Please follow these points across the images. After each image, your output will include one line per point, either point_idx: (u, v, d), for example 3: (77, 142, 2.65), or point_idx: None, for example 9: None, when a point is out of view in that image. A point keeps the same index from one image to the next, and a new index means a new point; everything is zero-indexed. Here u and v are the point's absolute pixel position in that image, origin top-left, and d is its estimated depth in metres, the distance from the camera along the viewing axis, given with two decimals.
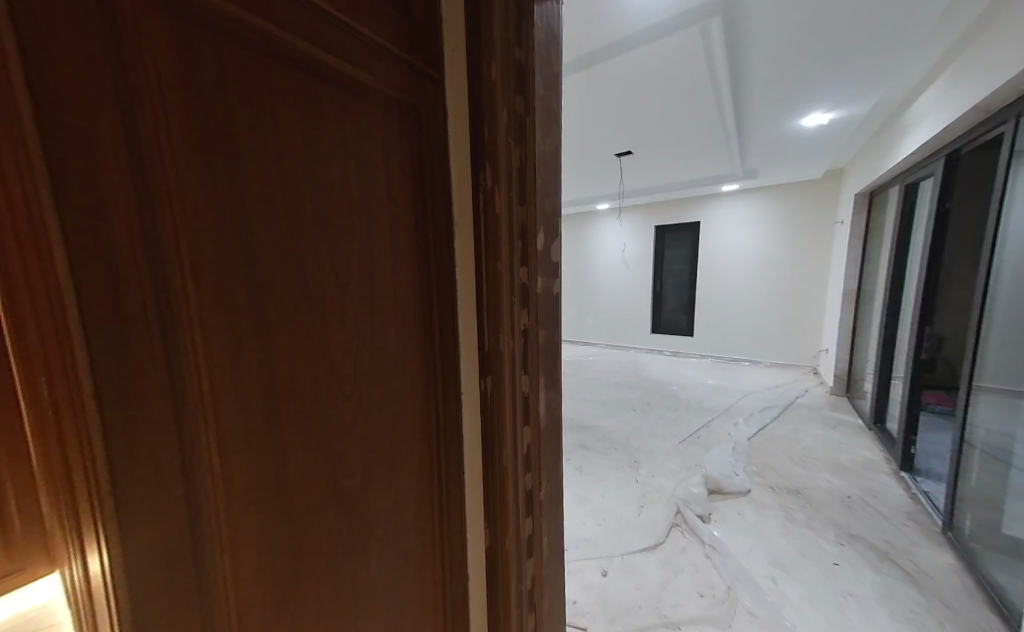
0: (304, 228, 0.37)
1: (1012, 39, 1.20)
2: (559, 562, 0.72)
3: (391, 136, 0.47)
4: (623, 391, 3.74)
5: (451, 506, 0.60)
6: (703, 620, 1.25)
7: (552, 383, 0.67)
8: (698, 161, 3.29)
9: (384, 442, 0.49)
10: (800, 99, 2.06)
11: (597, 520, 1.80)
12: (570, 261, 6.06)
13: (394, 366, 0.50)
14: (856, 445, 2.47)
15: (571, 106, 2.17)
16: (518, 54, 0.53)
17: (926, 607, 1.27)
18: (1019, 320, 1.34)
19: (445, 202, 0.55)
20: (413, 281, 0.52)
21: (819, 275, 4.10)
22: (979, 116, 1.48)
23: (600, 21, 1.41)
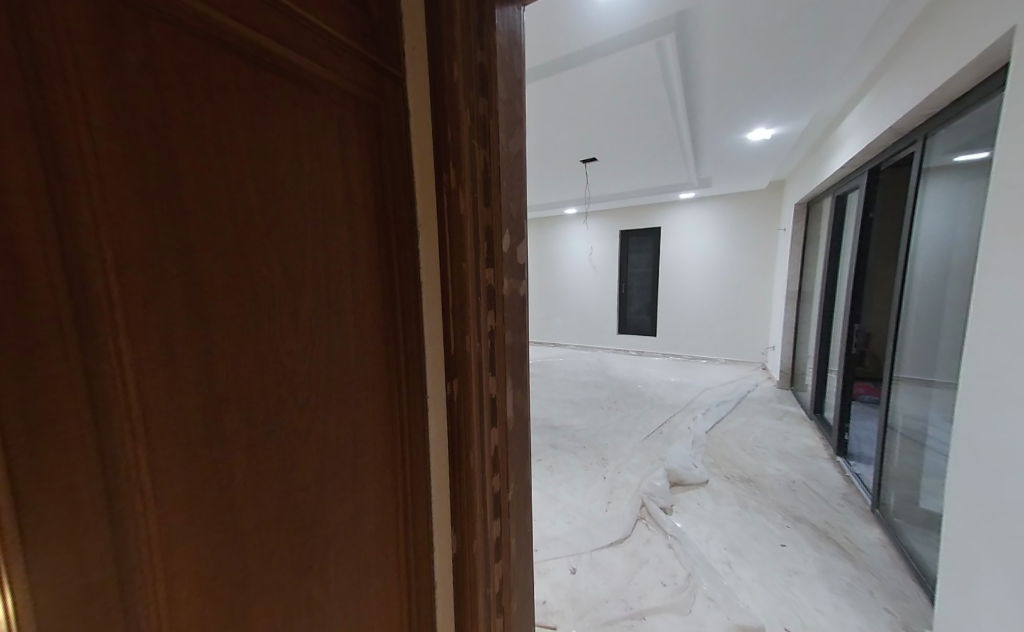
0: (251, 227, 0.35)
1: (919, 71, 1.37)
2: (527, 562, 0.72)
3: (348, 131, 0.45)
4: (592, 391, 3.84)
5: (416, 515, 0.58)
6: (665, 608, 1.30)
7: (520, 385, 0.67)
8: (658, 169, 3.46)
9: (344, 450, 0.47)
10: (747, 115, 2.23)
11: (566, 518, 1.83)
12: (539, 264, 6.16)
13: (353, 374, 0.48)
14: (800, 433, 2.69)
15: (537, 113, 2.20)
16: (480, 56, 0.53)
17: (859, 579, 1.40)
18: (929, 317, 1.52)
19: (407, 201, 0.53)
20: (374, 283, 0.50)
21: (766, 279, 4.43)
22: (893, 136, 1.68)
23: (564, 32, 1.45)
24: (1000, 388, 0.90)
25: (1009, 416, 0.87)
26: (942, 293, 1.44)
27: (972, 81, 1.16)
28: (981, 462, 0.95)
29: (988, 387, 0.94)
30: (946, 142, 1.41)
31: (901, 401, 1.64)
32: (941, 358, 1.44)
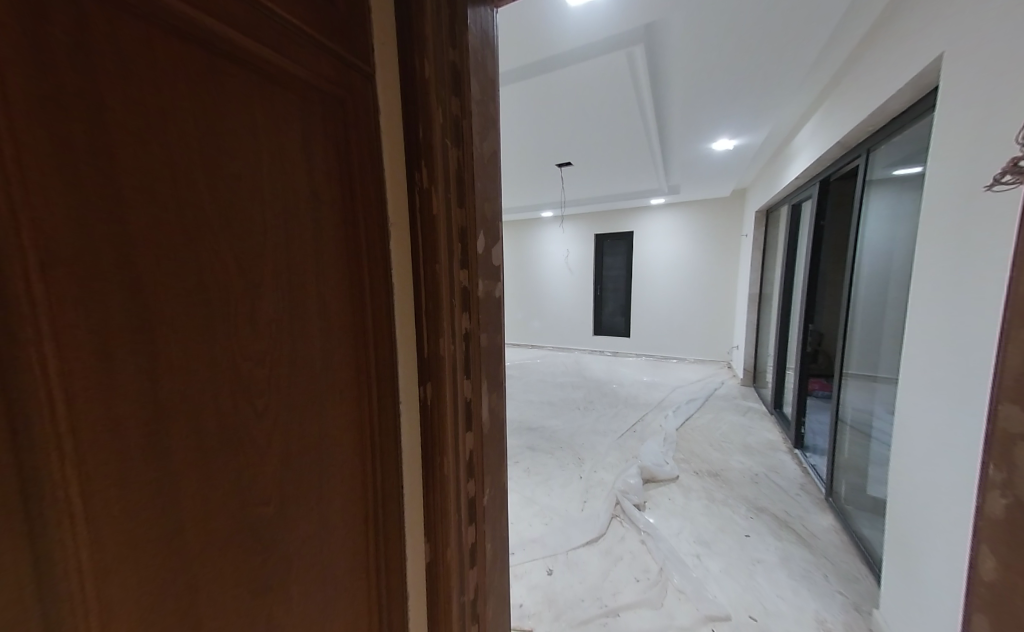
0: (200, 224, 0.32)
1: (861, 92, 1.49)
2: (503, 566, 0.71)
3: (311, 124, 0.43)
4: (568, 392, 3.89)
5: (388, 524, 0.56)
6: (638, 603, 1.33)
7: (495, 387, 0.67)
8: (629, 176, 3.57)
9: (308, 460, 0.44)
10: (712, 126, 2.35)
11: (543, 519, 1.84)
12: (516, 266, 6.20)
13: (318, 381, 0.45)
14: (761, 428, 2.84)
15: (512, 117, 2.21)
16: (453, 56, 0.52)
17: (815, 564, 1.50)
18: (873, 317, 1.65)
19: (378, 199, 0.52)
20: (342, 285, 0.48)
21: (730, 282, 4.67)
22: (841, 151, 1.82)
23: (537, 38, 1.47)
24: (931, 381, 0.99)
25: (937, 408, 0.97)
26: (884, 295, 1.56)
27: (907, 103, 1.28)
28: (917, 450, 1.04)
29: (922, 382, 1.03)
30: (886, 157, 1.54)
31: (851, 395, 1.77)
32: (884, 355, 1.56)
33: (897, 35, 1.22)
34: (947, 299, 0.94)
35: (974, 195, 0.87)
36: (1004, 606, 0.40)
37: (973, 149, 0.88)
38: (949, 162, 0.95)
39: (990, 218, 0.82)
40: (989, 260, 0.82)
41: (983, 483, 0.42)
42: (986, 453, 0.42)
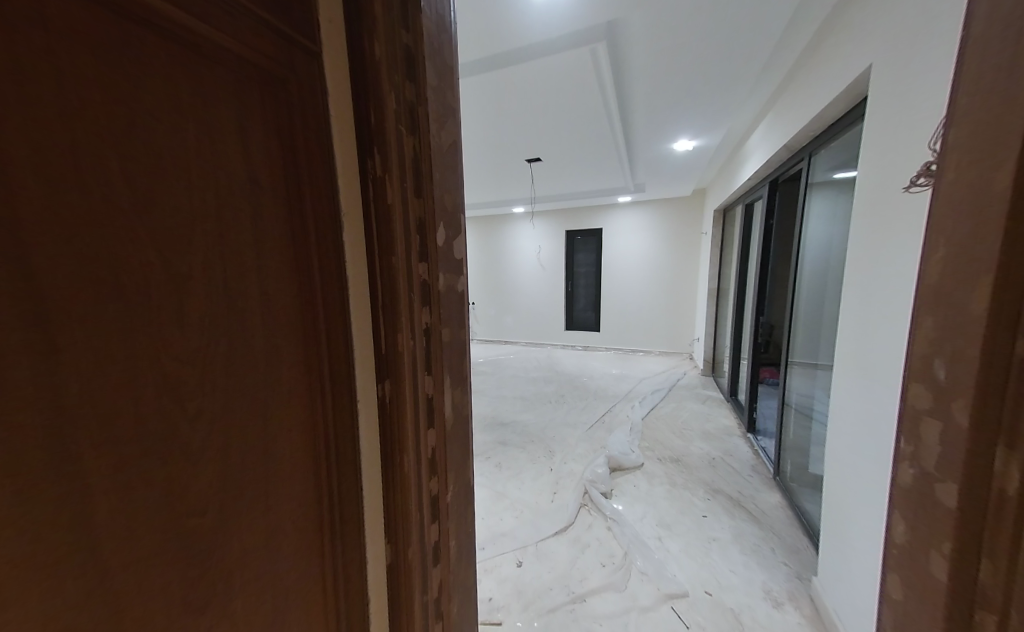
0: (110, 208, 0.29)
1: (803, 100, 1.61)
2: (468, 562, 0.71)
3: (247, 104, 0.40)
4: (540, 386, 3.94)
5: (345, 528, 0.54)
6: (604, 588, 1.38)
7: (458, 384, 0.66)
8: (597, 173, 3.64)
9: (251, 466, 0.42)
10: (673, 127, 2.44)
11: (513, 513, 1.85)
12: (488, 261, 6.16)
13: (261, 381, 0.43)
14: (719, 414, 3.03)
15: (479, 110, 2.18)
16: (405, 38, 0.50)
17: (764, 538, 1.62)
18: (813, 309, 1.79)
19: (328, 187, 0.49)
20: (288, 278, 0.45)
21: (692, 277, 4.90)
22: (787, 154, 1.95)
23: (502, 29, 1.45)
24: (858, 367, 1.09)
25: (862, 391, 1.07)
26: (823, 289, 1.70)
27: (843, 110, 1.38)
28: (846, 430, 1.15)
29: (850, 368, 1.14)
30: (826, 161, 1.66)
31: (795, 381, 1.92)
32: (823, 344, 1.71)
33: (834, 47, 1.31)
34: (870, 293, 1.04)
35: (894, 198, 0.96)
36: (909, 567, 0.41)
37: (894, 155, 0.97)
38: (875, 167, 1.05)
39: (907, 219, 0.91)
40: (903, 255, 0.92)
41: (893, 455, 0.44)
42: (901, 427, 0.43)
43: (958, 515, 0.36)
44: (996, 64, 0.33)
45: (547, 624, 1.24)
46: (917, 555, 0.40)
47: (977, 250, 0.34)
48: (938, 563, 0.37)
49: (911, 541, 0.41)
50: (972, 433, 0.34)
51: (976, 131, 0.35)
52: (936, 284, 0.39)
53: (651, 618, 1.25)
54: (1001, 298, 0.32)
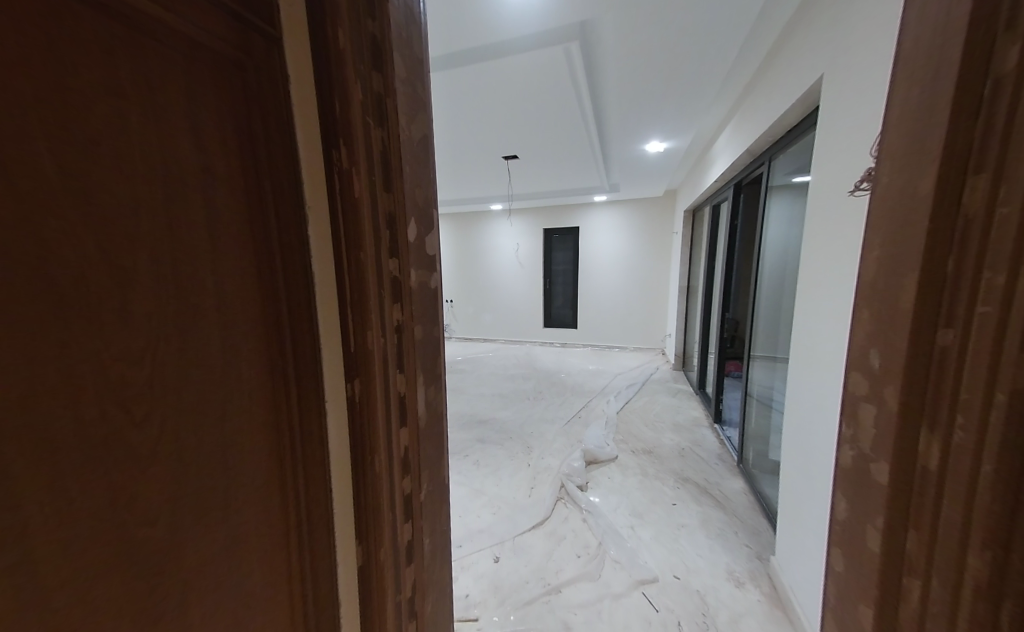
0: (40, 195, 0.26)
1: (763, 107, 1.69)
2: (443, 559, 0.71)
3: (201, 90, 0.38)
4: (519, 383, 3.96)
5: (314, 532, 0.53)
6: (578, 578, 1.41)
7: (432, 381, 0.65)
8: (573, 172, 3.69)
9: (210, 470, 0.40)
10: (645, 129, 2.51)
11: (491, 509, 1.86)
12: (466, 259, 6.11)
13: (219, 382, 0.40)
14: (688, 407, 3.17)
15: (453, 105, 2.15)
16: (371, 27, 0.48)
17: (728, 522, 1.71)
18: (771, 305, 1.90)
19: (291, 179, 0.47)
20: (248, 274, 0.43)
21: (663, 275, 5.07)
22: (749, 158, 2.05)
23: (476, 23, 1.43)
24: (809, 359, 1.17)
25: (812, 381, 1.15)
26: (780, 286, 1.81)
27: (798, 117, 1.47)
28: (799, 418, 1.23)
29: (802, 360, 1.22)
30: (784, 165, 1.76)
31: (757, 373, 2.03)
32: (780, 338, 1.82)
33: (790, 58, 1.39)
34: (820, 290, 1.12)
35: (840, 203, 1.04)
36: (849, 541, 0.45)
37: (840, 163, 1.04)
38: (824, 172, 1.12)
39: (850, 221, 0.98)
40: (847, 255, 0.99)
41: (837, 439, 0.48)
42: (842, 412, 0.47)
43: (888, 491, 0.39)
44: (923, 81, 0.36)
45: (523, 617, 1.26)
46: (856, 531, 0.44)
47: (904, 250, 0.37)
48: (873, 537, 0.41)
49: (850, 517, 0.45)
50: (900, 416, 0.38)
51: (906, 141, 0.38)
52: (871, 282, 0.42)
53: (623, 604, 1.30)
54: (924, 296, 0.36)
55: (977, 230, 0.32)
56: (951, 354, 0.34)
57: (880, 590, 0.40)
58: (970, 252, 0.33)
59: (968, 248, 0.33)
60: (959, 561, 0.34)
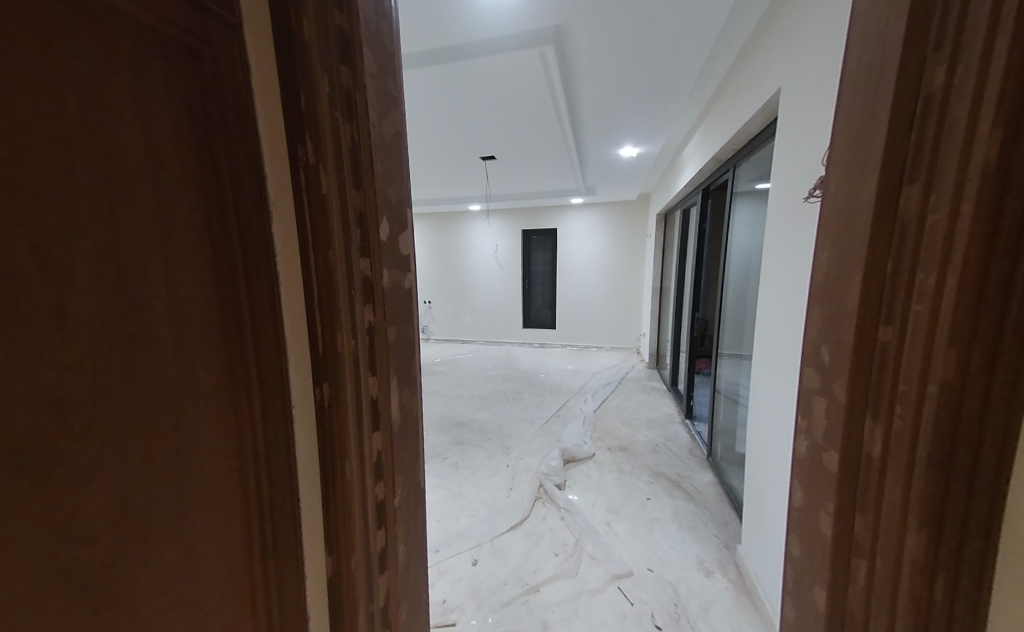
0: None
1: (728, 116, 1.77)
2: (418, 565, 0.69)
3: (149, 76, 0.35)
4: (498, 384, 3.95)
5: (279, 544, 0.51)
6: (556, 576, 1.42)
7: (406, 383, 0.64)
8: (550, 174, 3.73)
9: (162, 484, 0.37)
10: (619, 134, 2.57)
11: (469, 512, 1.84)
12: (444, 259, 6.05)
13: (173, 389, 0.38)
14: (662, 404, 3.27)
15: (428, 104, 2.12)
16: (339, 19, 0.47)
17: (699, 514, 1.78)
18: (737, 305, 2.00)
19: (252, 173, 0.44)
20: (206, 276, 0.41)
21: (638, 276, 5.21)
22: (716, 164, 2.15)
23: (450, 22, 1.42)
24: (769, 355, 1.24)
25: (772, 377, 1.22)
26: (745, 287, 1.91)
27: (760, 127, 1.55)
28: (761, 412, 1.30)
29: (763, 357, 1.29)
30: (748, 172, 1.86)
31: (724, 370, 2.12)
32: (744, 337, 1.91)
33: (752, 71, 1.47)
34: (778, 291, 1.19)
35: (796, 209, 1.11)
36: (805, 527, 0.48)
37: (796, 171, 1.11)
38: (782, 180, 1.19)
39: (805, 227, 1.05)
40: (802, 258, 1.06)
41: (794, 432, 0.51)
42: (798, 406, 0.50)
43: (838, 479, 0.42)
44: (865, 97, 0.39)
45: (501, 619, 1.25)
46: (811, 518, 0.46)
47: (850, 252, 0.40)
48: (825, 522, 0.44)
49: (805, 504, 0.47)
50: (848, 407, 0.41)
51: (851, 152, 0.41)
52: (822, 283, 0.45)
53: (599, 599, 1.32)
54: (868, 296, 0.38)
55: (912, 235, 0.35)
56: (890, 349, 0.37)
57: (832, 572, 0.43)
58: (906, 256, 0.36)
59: (903, 252, 0.36)
60: (899, 540, 0.37)
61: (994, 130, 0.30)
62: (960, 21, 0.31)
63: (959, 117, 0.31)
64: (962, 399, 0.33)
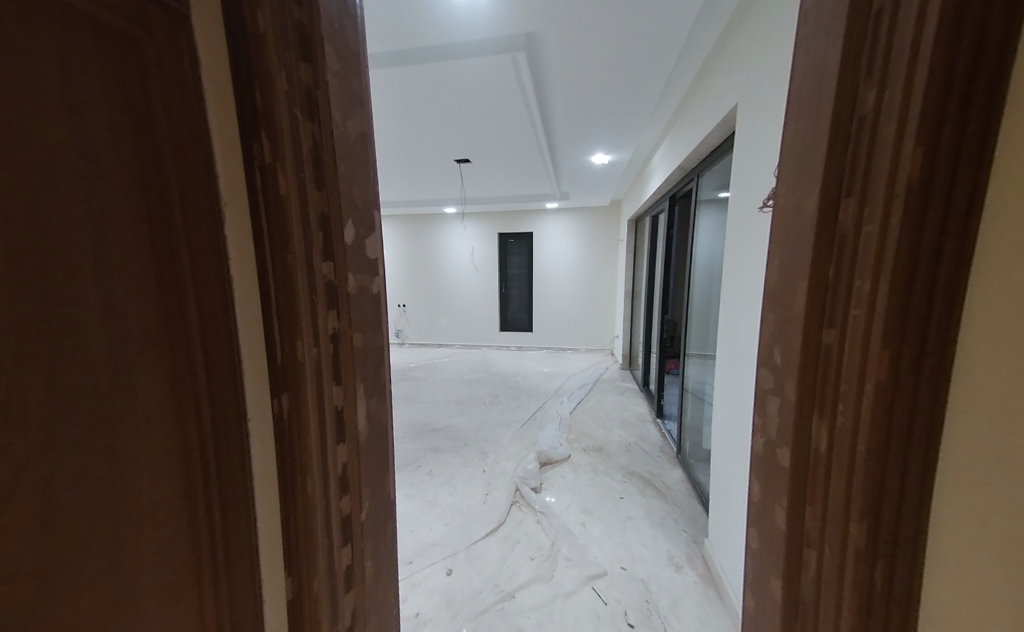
0: None
1: (691, 128, 1.86)
2: (387, 580, 0.66)
3: (78, 63, 0.32)
4: (475, 388, 3.92)
5: (233, 567, 0.47)
6: (532, 581, 1.42)
7: (374, 392, 0.61)
8: (525, 178, 3.77)
9: (93, 511, 0.34)
10: (591, 141, 2.64)
11: (444, 520, 1.81)
12: (419, 262, 5.95)
13: (108, 405, 0.35)
14: (635, 404, 3.36)
15: (400, 105, 2.08)
16: (297, 14, 0.45)
17: (670, 510, 1.84)
18: (702, 307, 2.09)
19: (202, 172, 0.41)
20: (148, 281, 0.38)
21: (611, 279, 5.34)
22: (682, 173, 2.25)
23: (421, 24, 1.41)
24: (730, 355, 1.30)
25: (733, 376, 1.28)
26: (708, 290, 2.00)
27: (720, 139, 1.64)
28: (723, 410, 1.36)
29: (725, 357, 1.36)
30: (710, 181, 1.95)
31: (692, 369, 2.21)
32: (709, 338, 2.00)
33: (711, 88, 1.55)
34: (737, 294, 1.26)
35: (751, 218, 1.18)
36: (762, 520, 0.50)
37: (752, 182, 1.18)
38: (740, 190, 1.26)
39: (759, 234, 1.12)
40: (757, 264, 1.12)
41: (753, 430, 0.53)
42: (756, 405, 0.52)
43: (790, 473, 0.45)
44: (809, 116, 0.42)
45: (475, 628, 1.23)
46: (767, 511, 0.49)
47: (798, 259, 0.43)
48: (780, 515, 0.46)
49: (762, 498, 0.50)
50: (798, 404, 0.43)
51: (797, 167, 0.44)
52: (774, 289, 0.48)
53: (574, 601, 1.33)
54: (814, 302, 0.41)
55: (850, 244, 0.38)
56: (833, 350, 0.40)
57: (787, 562, 0.45)
58: (846, 264, 0.38)
59: (843, 261, 0.39)
60: (843, 530, 0.39)
61: (918, 147, 0.32)
62: (886, 50, 0.34)
63: (886, 138, 0.34)
64: (894, 396, 0.36)
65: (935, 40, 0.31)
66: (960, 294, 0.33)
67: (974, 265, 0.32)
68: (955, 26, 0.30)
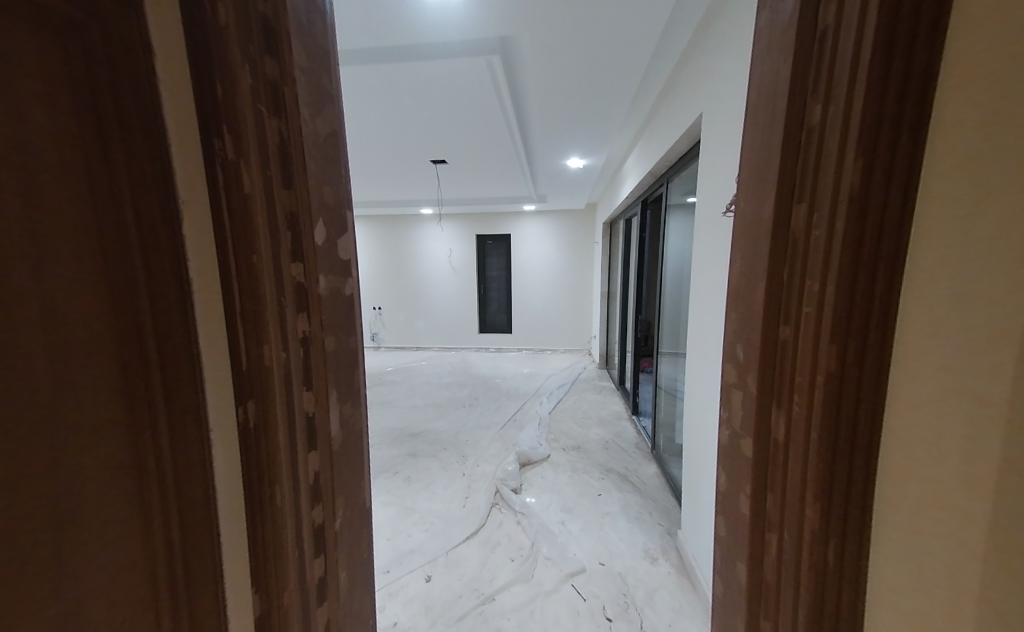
0: None
1: (660, 135, 1.93)
2: (362, 590, 0.64)
3: (9, 50, 0.30)
4: (454, 391, 3.87)
5: (194, 586, 0.44)
6: (512, 582, 1.42)
7: (348, 396, 0.60)
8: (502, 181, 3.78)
9: (31, 533, 0.31)
10: (565, 145, 2.68)
11: (423, 526, 1.77)
12: (395, 264, 5.83)
13: (48, 418, 0.32)
14: (612, 402, 3.43)
15: (373, 104, 2.04)
16: (261, 5, 0.43)
17: (645, 504, 1.89)
18: (673, 307, 2.16)
19: (158, 168, 0.39)
20: (96, 284, 0.35)
21: (587, 281, 5.44)
22: (653, 178, 2.32)
23: (393, 23, 1.39)
24: (699, 352, 1.36)
25: (701, 373, 1.34)
26: (678, 291, 2.08)
27: (686, 146, 1.71)
28: (693, 405, 1.42)
29: (694, 355, 1.42)
30: (679, 186, 2.03)
31: (664, 367, 2.29)
32: (679, 337, 2.08)
33: (678, 98, 1.62)
34: (705, 294, 1.32)
35: (716, 222, 1.24)
36: (730, 508, 0.52)
37: (716, 188, 1.24)
38: (706, 195, 1.33)
39: (723, 238, 1.17)
40: (722, 265, 1.18)
41: (720, 424, 0.56)
42: (722, 400, 0.55)
43: (753, 463, 0.47)
44: (766, 127, 0.44)
45: None
46: (734, 499, 0.52)
47: (758, 261, 0.46)
48: (745, 503, 0.49)
49: (729, 488, 0.52)
50: (760, 398, 0.46)
51: (756, 175, 0.46)
52: (737, 291, 0.51)
53: (554, 599, 1.34)
54: (773, 301, 0.44)
55: (803, 247, 0.41)
56: (789, 347, 0.43)
57: (751, 547, 0.48)
58: (799, 265, 0.41)
59: (797, 262, 0.41)
60: (799, 514, 0.42)
61: (858, 159, 0.35)
62: (831, 70, 0.37)
63: (831, 150, 0.37)
64: (842, 388, 0.39)
65: (871, 61, 0.34)
66: (895, 293, 0.36)
67: (908, 267, 0.36)
68: (887, 50, 0.33)
